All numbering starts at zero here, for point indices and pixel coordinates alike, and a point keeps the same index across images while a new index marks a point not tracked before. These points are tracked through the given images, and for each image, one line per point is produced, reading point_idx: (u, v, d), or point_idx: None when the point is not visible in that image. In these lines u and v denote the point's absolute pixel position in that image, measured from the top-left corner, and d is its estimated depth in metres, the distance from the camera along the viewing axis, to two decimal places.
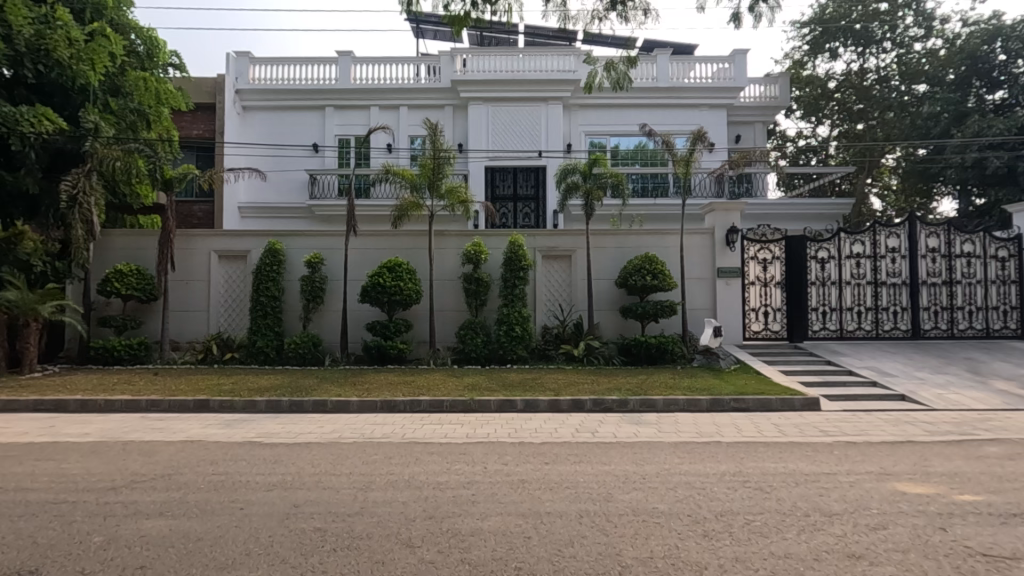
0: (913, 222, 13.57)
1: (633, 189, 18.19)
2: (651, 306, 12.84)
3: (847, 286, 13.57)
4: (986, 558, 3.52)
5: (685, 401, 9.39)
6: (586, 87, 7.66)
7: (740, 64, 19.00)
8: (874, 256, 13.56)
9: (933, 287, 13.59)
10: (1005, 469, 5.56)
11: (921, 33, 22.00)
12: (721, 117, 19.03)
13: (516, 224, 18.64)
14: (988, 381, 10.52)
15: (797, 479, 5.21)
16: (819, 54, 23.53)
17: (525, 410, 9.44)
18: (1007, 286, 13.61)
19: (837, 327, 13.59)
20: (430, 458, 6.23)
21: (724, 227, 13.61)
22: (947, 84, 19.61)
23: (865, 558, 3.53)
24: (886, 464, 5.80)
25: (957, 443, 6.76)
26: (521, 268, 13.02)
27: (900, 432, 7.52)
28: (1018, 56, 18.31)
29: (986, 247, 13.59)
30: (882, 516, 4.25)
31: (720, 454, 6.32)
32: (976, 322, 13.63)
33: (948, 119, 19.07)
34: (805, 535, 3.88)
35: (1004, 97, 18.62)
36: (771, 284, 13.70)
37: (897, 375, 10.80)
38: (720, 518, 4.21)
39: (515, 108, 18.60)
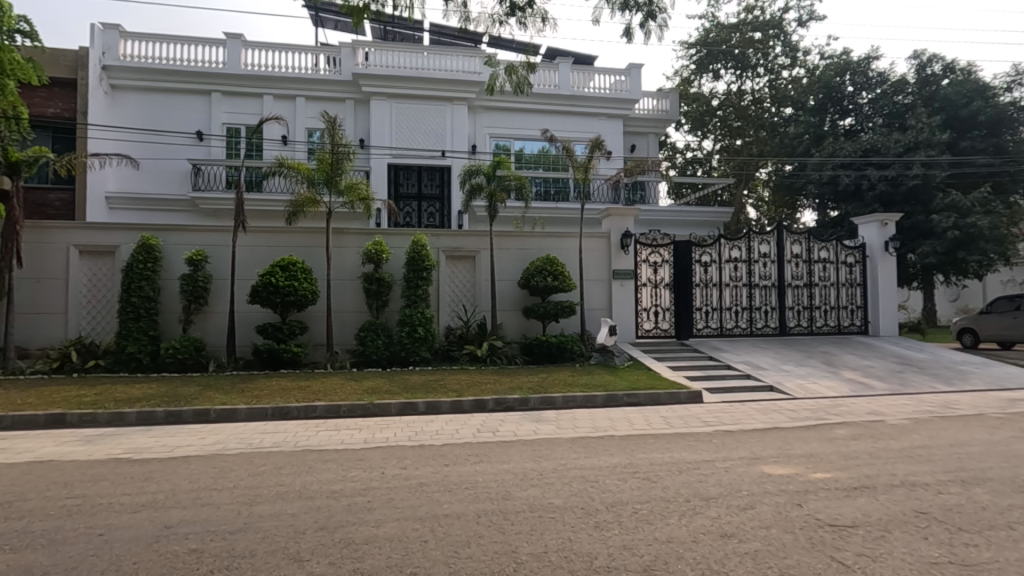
0: (781, 230, 15.14)
1: (536, 192, 18.67)
2: (551, 306, 13.20)
3: (726, 287, 14.84)
4: (834, 528, 3.99)
5: (582, 398, 9.77)
6: (487, 88, 7.68)
7: (635, 78, 20.11)
8: (749, 261, 14.96)
9: (796, 289, 15.22)
10: (849, 448, 6.37)
11: (788, 62, 24.57)
12: (618, 127, 20.06)
13: (420, 223, 18.41)
14: (838, 371, 11.98)
15: (680, 468, 5.61)
16: (704, 73, 25.63)
17: (427, 412, 9.32)
18: (854, 288, 15.60)
19: (718, 325, 14.81)
20: (325, 466, 5.96)
21: (619, 231, 14.36)
22: (809, 109, 22.04)
23: (734, 536, 3.87)
24: (756, 449, 6.41)
25: (812, 428, 7.62)
26: (425, 267, 12.84)
27: (769, 420, 8.34)
28: (863, 89, 20.99)
29: (838, 253, 15.49)
30: (750, 496, 4.69)
31: (613, 448, 6.65)
32: (830, 320, 15.46)
33: (809, 140, 21.58)
34: (685, 519, 4.18)
35: (853, 123, 21.23)
36: (660, 286, 14.68)
37: (767, 369, 11.97)
38: (611, 509, 4.42)
39: (419, 106, 18.32)
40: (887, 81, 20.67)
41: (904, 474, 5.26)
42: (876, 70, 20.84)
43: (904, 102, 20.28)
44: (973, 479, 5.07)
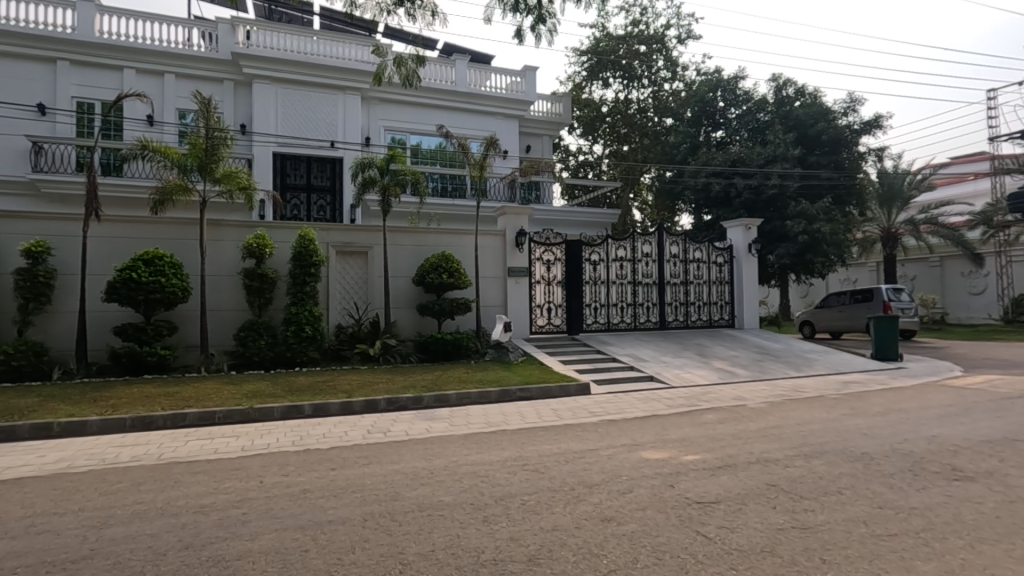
0: (662, 232, 16.28)
1: (433, 188, 18.50)
2: (447, 303, 13.11)
3: (613, 285, 15.69)
4: (699, 505, 4.37)
5: (476, 394, 9.83)
6: (375, 79, 7.45)
7: (531, 80, 20.57)
8: (634, 260, 15.93)
9: (675, 287, 16.45)
10: (716, 431, 7.01)
11: (669, 75, 26.43)
12: (513, 127, 20.42)
13: (309, 216, 17.51)
14: (709, 361, 13.14)
15: (567, 458, 5.84)
16: (594, 80, 26.89)
17: (314, 414, 8.86)
18: (724, 286, 17.16)
19: (606, 320, 15.61)
20: (195, 479, 5.45)
21: (514, 229, 14.64)
22: (687, 120, 23.92)
23: (614, 519, 4.11)
24: (636, 436, 6.85)
25: (686, 414, 8.29)
26: (313, 263, 12.17)
27: (648, 408, 8.94)
28: (731, 106, 23.17)
29: (710, 254, 16.96)
30: (629, 481, 5.01)
31: (504, 442, 6.77)
32: (704, 315, 16.88)
33: (686, 149, 23.48)
34: (570, 506, 4.35)
35: (723, 135, 23.36)
36: (553, 283, 15.19)
37: (648, 361, 12.83)
38: (499, 502, 4.49)
39: (308, 93, 17.32)
40: (751, 99, 22.97)
41: (760, 452, 5.89)
42: (742, 89, 23.09)
43: (764, 120, 22.66)
44: (814, 452, 5.80)
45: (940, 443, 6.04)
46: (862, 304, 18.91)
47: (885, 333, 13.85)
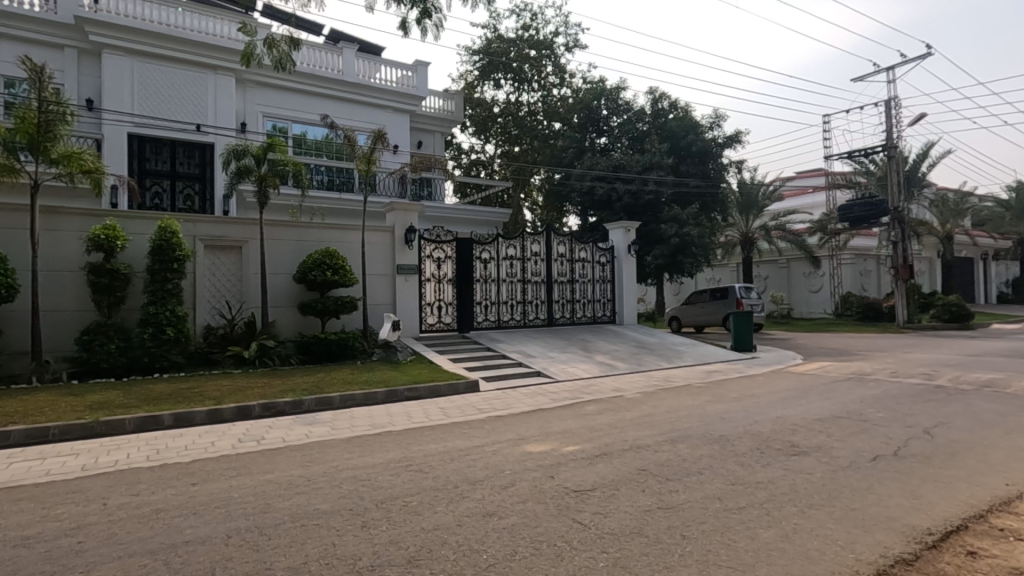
0: (550, 232, 16.81)
1: (319, 181, 17.58)
2: (331, 302, 12.49)
3: (503, 283, 15.94)
4: (577, 493, 4.56)
5: (362, 395, 9.47)
6: (242, 59, 6.90)
7: (422, 75, 20.24)
8: (523, 259, 16.29)
9: (561, 285, 17.07)
10: (596, 422, 7.38)
11: (558, 81, 27.30)
12: (404, 122, 19.97)
13: (174, 207, 15.88)
14: (592, 356, 13.81)
15: (452, 456, 5.82)
16: (486, 80, 27.17)
17: (175, 425, 8.01)
18: (606, 284, 18.11)
19: (496, 318, 15.82)
20: (19, 507, 4.69)
21: (404, 226, 14.33)
22: (574, 126, 24.92)
23: (495, 514, 4.16)
24: (522, 430, 7.02)
25: (569, 407, 8.64)
26: (176, 258, 10.98)
27: (535, 403, 9.20)
28: (614, 114, 24.48)
29: (594, 254, 17.79)
30: (512, 475, 5.10)
31: (389, 443, 6.59)
32: (588, 311, 17.69)
33: (573, 153, 24.52)
34: (452, 505, 4.34)
35: (606, 142, 24.62)
36: (444, 281, 15.10)
37: (536, 357, 13.19)
38: (380, 506, 4.36)
39: (172, 69, 15.62)
40: (631, 110, 24.42)
41: (633, 440, 6.29)
42: (623, 99, 24.45)
43: (643, 129, 24.23)
44: (679, 437, 6.31)
45: (783, 422, 6.85)
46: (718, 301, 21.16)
47: (743, 327, 15.44)
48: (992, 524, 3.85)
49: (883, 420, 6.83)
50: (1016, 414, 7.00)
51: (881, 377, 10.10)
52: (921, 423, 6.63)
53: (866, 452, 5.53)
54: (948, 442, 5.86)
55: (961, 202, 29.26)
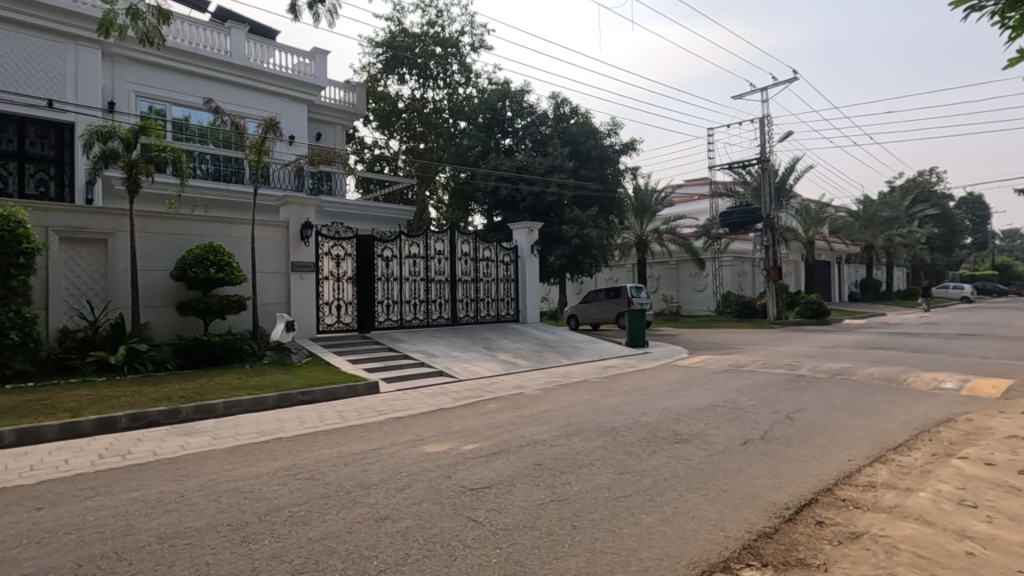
0: (454, 231, 16.70)
1: (203, 170, 16.24)
2: (216, 301, 11.52)
3: (406, 282, 15.63)
4: (473, 491, 4.57)
5: (249, 401, 8.85)
6: (100, 28, 6.17)
7: (321, 64, 19.31)
8: (427, 257, 16.06)
9: (465, 284, 17.04)
10: (495, 420, 7.45)
11: (463, 80, 27.14)
12: (301, 112, 18.93)
13: (22, 193, 13.91)
14: (495, 354, 13.93)
15: (346, 461, 5.60)
16: (390, 74, 26.54)
17: (19, 443, 6.99)
18: (510, 283, 18.32)
19: (398, 318, 15.47)
20: None
21: (299, 221, 13.57)
22: (479, 125, 25.02)
23: (389, 517, 4.05)
24: (421, 431, 6.92)
25: (470, 406, 8.65)
26: (23, 252, 9.60)
27: (435, 403, 9.11)
28: (518, 117, 24.86)
29: (498, 253, 17.93)
30: (408, 476, 5.01)
31: (277, 451, 6.20)
32: (491, 310, 17.80)
33: (478, 152, 24.63)
34: (343, 511, 4.17)
35: (511, 143, 24.92)
36: (343, 279, 14.52)
37: (439, 356, 13.06)
38: (264, 518, 4.09)
39: (20, 36, 13.66)
40: (534, 113, 24.90)
41: (530, 435, 6.41)
42: (527, 102, 24.85)
43: (545, 133, 24.84)
44: (574, 431, 6.53)
45: (669, 413, 7.33)
46: (612, 300, 22.34)
47: (636, 324, 16.31)
48: (837, 496, 4.36)
49: (753, 407, 7.53)
50: (859, 398, 8.01)
51: (753, 368, 11.13)
52: (785, 409, 7.38)
53: (738, 437, 6.06)
54: (805, 425, 6.57)
55: (821, 211, 32.98)
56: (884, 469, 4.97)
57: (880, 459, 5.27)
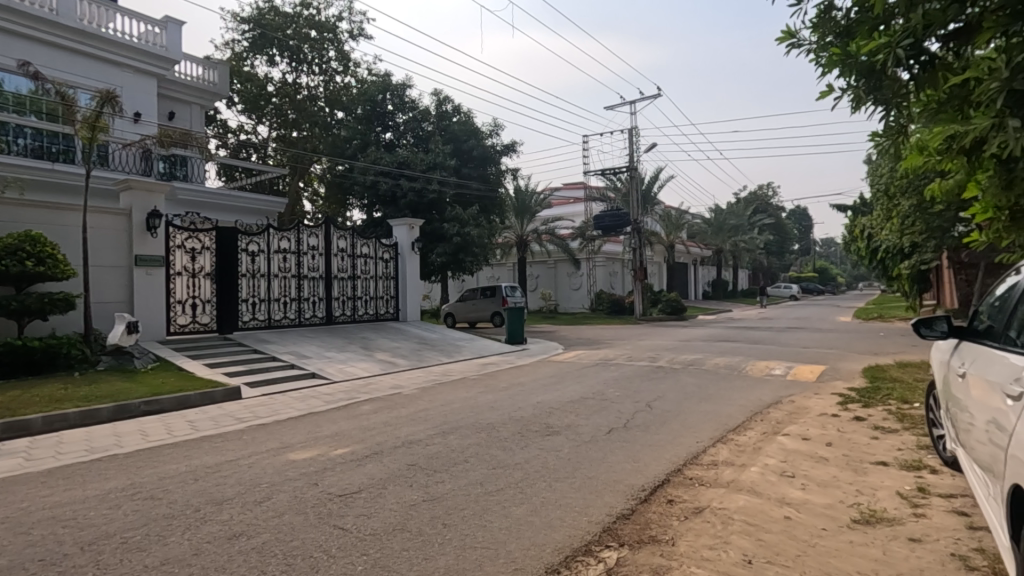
0: (328, 225, 15.84)
1: (21, 147, 13.94)
2: (33, 299, 9.82)
3: (274, 278, 14.54)
4: (340, 498, 4.36)
5: (77, 414, 7.67)
6: None
7: (174, 35, 17.35)
8: (298, 252, 15.08)
9: (341, 281, 16.25)
10: (369, 422, 7.20)
11: (341, 69, 25.74)
12: (150, 87, 16.85)
13: None
14: (372, 354, 13.48)
15: (196, 475, 5.07)
16: (259, 54, 24.54)
17: None
18: (389, 281, 17.77)
19: (266, 317, 14.37)
20: None
21: (144, 210, 12.03)
22: (358, 117, 24.10)
23: (244, 534, 3.74)
24: (286, 438, 6.47)
25: (342, 409, 8.27)
26: None
27: (305, 407, 8.59)
28: (399, 111, 24.29)
29: (377, 250, 17.31)
30: (269, 488, 4.65)
31: (111, 470, 5.44)
32: (370, 309, 17.14)
33: (356, 145, 23.69)
34: (189, 532, 3.76)
35: (392, 137, 24.35)
36: (199, 275, 13.15)
37: (310, 357, 12.34)
38: (88, 548, 3.56)
39: None
40: (416, 108, 24.45)
41: (405, 436, 6.28)
42: (409, 97, 24.34)
43: (427, 130, 24.56)
44: (450, 429, 6.52)
45: (542, 407, 7.59)
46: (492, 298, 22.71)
47: (515, 322, 16.70)
48: (685, 475, 4.82)
49: (618, 398, 8.06)
50: (708, 386, 8.92)
51: (621, 362, 11.92)
52: (646, 398, 8.00)
53: (603, 427, 6.45)
54: (662, 412, 7.17)
55: (680, 218, 36.34)
56: (724, 448, 5.58)
57: (722, 439, 5.91)
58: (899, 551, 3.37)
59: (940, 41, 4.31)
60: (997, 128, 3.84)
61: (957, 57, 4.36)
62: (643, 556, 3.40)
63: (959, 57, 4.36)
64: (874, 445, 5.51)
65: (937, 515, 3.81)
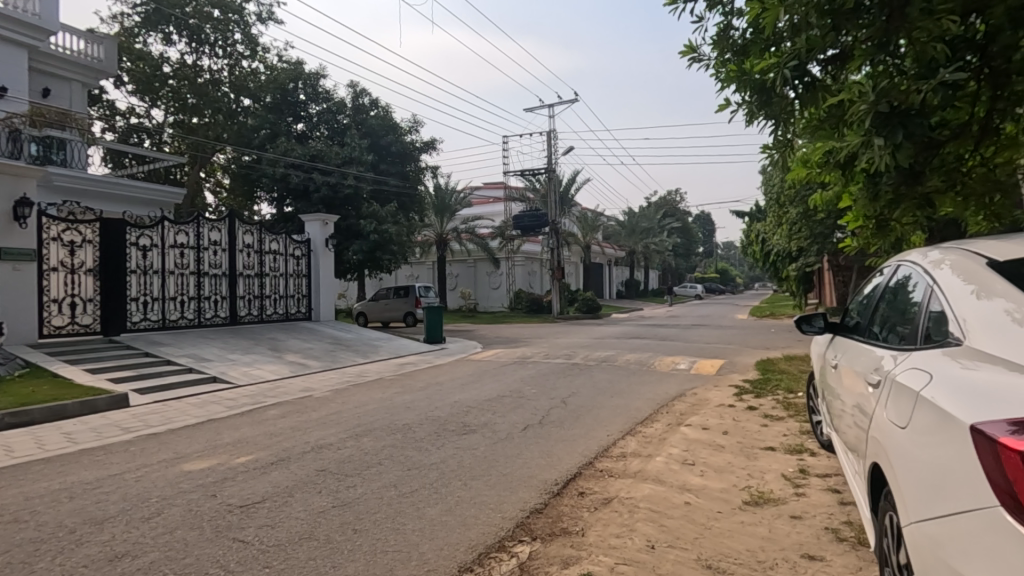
0: (233, 219, 14.88)
1: None
2: None
3: (170, 276, 13.49)
4: (241, 508, 4.11)
5: None
6: None
7: (50, 3, 15.50)
8: (198, 248, 14.07)
9: (247, 279, 15.30)
10: (276, 427, 6.83)
11: (247, 53, 24.03)
12: (20, 59, 14.94)
13: None
14: (281, 355, 12.80)
15: (71, 493, 4.56)
16: (152, 31, 22.45)
17: None
18: (301, 279, 16.91)
19: (159, 317, 13.24)
20: None
21: (11, 197, 10.63)
22: (266, 105, 22.77)
23: (129, 553, 3.42)
24: (181, 448, 5.98)
25: (246, 414, 7.79)
26: None
27: (204, 413, 8.01)
28: (311, 101, 23.20)
29: (287, 246, 16.43)
30: (160, 502, 4.29)
31: None
32: (279, 308, 16.23)
33: (265, 136, 22.37)
34: (61, 556, 3.39)
35: (304, 128, 23.27)
36: (80, 271, 11.84)
37: (211, 360, 11.51)
38: None
39: None
40: (330, 99, 23.46)
41: (315, 440, 6.02)
42: (323, 87, 23.31)
43: (343, 123, 23.69)
44: (363, 431, 6.33)
45: (459, 406, 7.57)
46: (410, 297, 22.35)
47: (434, 321, 16.51)
48: (596, 468, 5.00)
49: (534, 395, 8.21)
50: (619, 381, 9.30)
51: (538, 359, 12.15)
52: (561, 395, 8.21)
53: (519, 424, 6.54)
54: (576, 407, 7.39)
55: (596, 220, 37.63)
56: (632, 440, 5.85)
57: (630, 432, 6.19)
58: (782, 528, 3.70)
59: (821, 65, 4.75)
60: (866, 146, 4.30)
61: (834, 80, 4.83)
62: (554, 548, 3.48)
63: (836, 80, 4.81)
64: (763, 432, 6.01)
65: (814, 494, 4.22)
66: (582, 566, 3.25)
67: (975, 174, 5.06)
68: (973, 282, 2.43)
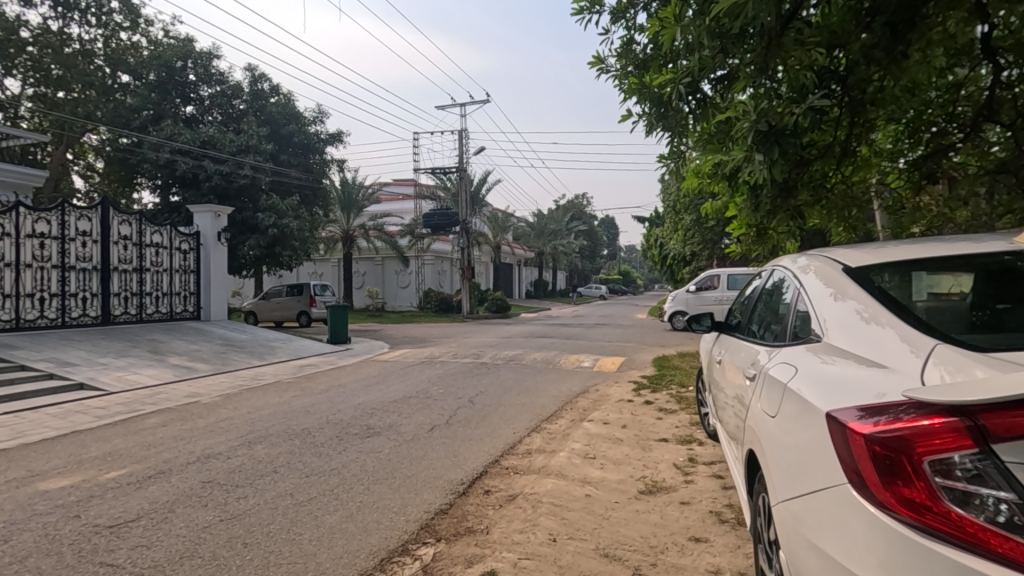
0: (106, 207, 13.37)
1: None
2: None
3: (26, 269, 11.88)
4: (111, 529, 3.70)
5: None
6: None
7: None
8: (62, 239, 12.51)
9: (123, 274, 13.82)
10: (154, 436, 6.24)
11: (127, 25, 21.65)
12: None
13: None
14: (163, 358, 11.72)
15: None
16: None
17: None
18: (187, 274, 15.51)
19: (12, 315, 11.64)
20: None
21: None
22: (148, 84, 20.69)
23: None
24: (36, 465, 5.26)
25: (119, 424, 7.01)
26: None
27: (66, 424, 7.13)
28: (202, 82, 21.36)
29: (172, 239, 15.01)
30: (7, 527, 3.75)
31: None
32: (161, 306, 14.76)
33: (147, 117, 20.32)
34: None
35: (193, 112, 21.38)
36: None
37: (77, 364, 10.26)
38: None
39: None
40: (225, 82, 21.77)
41: (202, 450, 5.57)
42: (216, 68, 21.55)
43: (239, 108, 22.11)
44: (257, 438, 5.95)
45: (363, 408, 7.34)
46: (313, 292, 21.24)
47: (337, 322, 15.86)
48: (503, 465, 5.05)
49: (441, 395, 8.16)
50: (525, 380, 9.48)
51: (446, 359, 12.09)
52: (468, 395, 8.21)
53: (425, 425, 6.46)
54: (482, 407, 7.43)
55: (506, 220, 38.10)
56: (537, 437, 5.97)
57: (535, 429, 6.33)
58: (673, 513, 3.95)
59: (711, 83, 5.11)
60: (748, 160, 4.72)
61: (722, 99, 5.21)
62: (458, 548, 3.47)
63: (724, 99, 5.19)
64: (658, 425, 6.39)
65: (701, 480, 4.55)
66: (486, 564, 3.25)
67: (837, 190, 5.69)
68: (831, 286, 2.73)
